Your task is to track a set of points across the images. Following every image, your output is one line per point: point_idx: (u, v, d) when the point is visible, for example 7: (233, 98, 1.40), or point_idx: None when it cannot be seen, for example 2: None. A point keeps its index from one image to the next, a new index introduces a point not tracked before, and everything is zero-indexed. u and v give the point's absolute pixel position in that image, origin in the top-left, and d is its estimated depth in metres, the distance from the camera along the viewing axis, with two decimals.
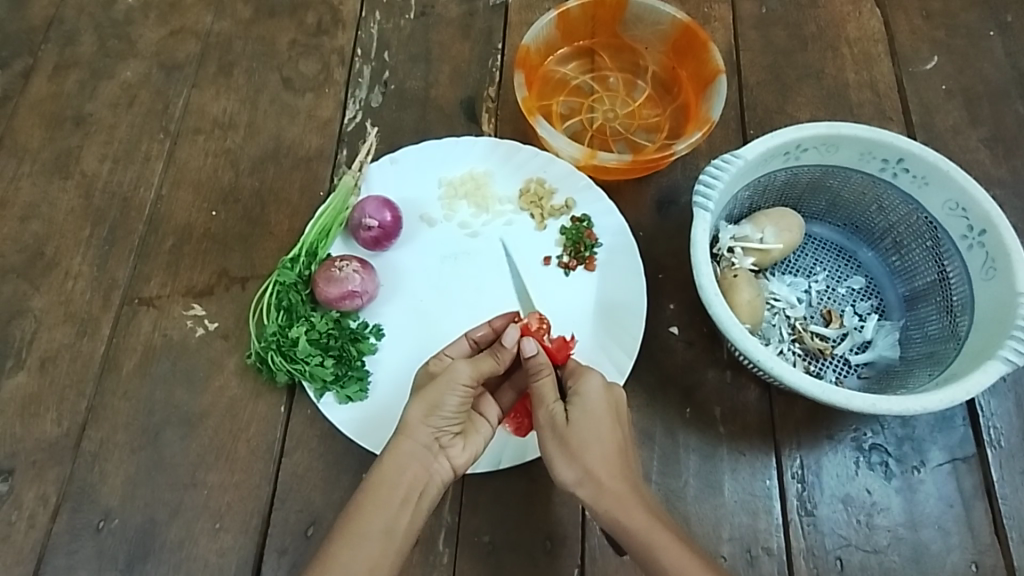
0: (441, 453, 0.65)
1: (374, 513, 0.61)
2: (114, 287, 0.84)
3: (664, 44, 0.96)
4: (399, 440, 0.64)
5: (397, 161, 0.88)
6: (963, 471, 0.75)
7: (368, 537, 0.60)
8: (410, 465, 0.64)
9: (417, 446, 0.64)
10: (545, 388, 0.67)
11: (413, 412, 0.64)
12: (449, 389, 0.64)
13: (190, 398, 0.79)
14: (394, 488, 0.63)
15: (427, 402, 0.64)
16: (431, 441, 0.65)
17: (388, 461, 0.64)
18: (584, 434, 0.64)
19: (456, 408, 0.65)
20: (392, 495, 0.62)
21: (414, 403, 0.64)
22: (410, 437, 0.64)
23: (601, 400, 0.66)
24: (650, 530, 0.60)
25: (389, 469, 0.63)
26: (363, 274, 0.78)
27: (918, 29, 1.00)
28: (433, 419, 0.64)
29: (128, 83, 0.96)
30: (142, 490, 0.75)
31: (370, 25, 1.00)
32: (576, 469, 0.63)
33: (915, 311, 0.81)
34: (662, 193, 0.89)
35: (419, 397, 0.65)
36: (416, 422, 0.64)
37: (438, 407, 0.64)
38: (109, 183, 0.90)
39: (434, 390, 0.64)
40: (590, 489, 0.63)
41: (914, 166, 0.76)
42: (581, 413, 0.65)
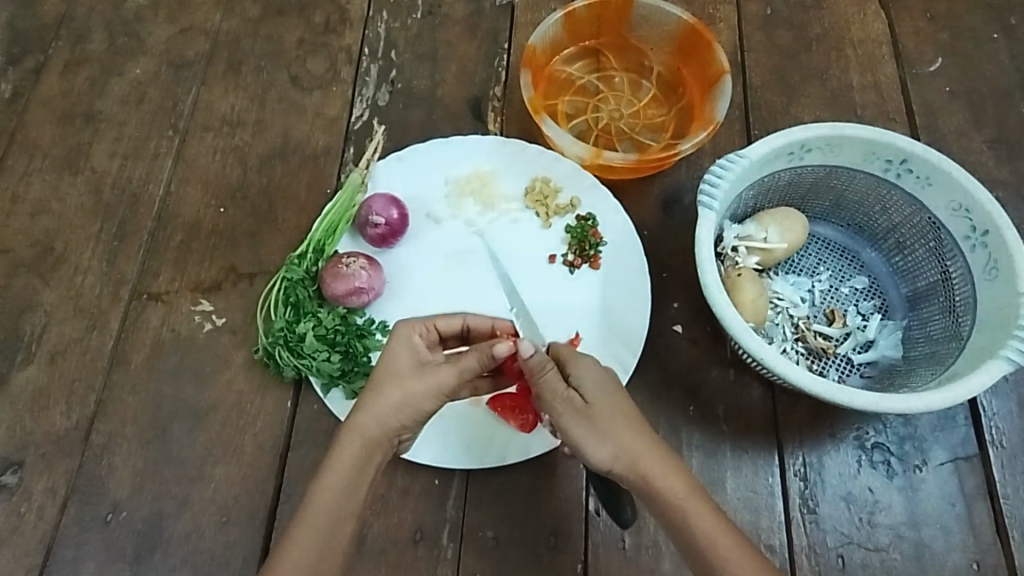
0: (400, 444, 0.66)
1: (330, 502, 0.60)
2: (123, 282, 0.85)
3: (670, 45, 0.96)
4: (357, 418, 0.63)
5: (404, 159, 0.88)
6: (964, 470, 0.75)
7: (318, 528, 0.59)
8: (367, 449, 0.62)
9: (377, 431, 0.63)
10: (552, 379, 0.63)
11: (388, 402, 0.63)
12: (432, 390, 0.64)
13: (198, 392, 0.80)
14: (348, 478, 0.61)
15: (406, 400, 0.63)
16: (395, 436, 0.64)
17: (346, 445, 0.62)
18: (618, 406, 0.63)
19: (428, 412, 0.64)
20: (350, 479, 0.61)
21: (389, 391, 0.63)
22: (372, 421, 0.63)
23: (603, 377, 0.64)
24: (683, 496, 0.60)
25: (342, 457, 0.62)
26: (370, 270, 0.79)
27: (923, 31, 1.00)
28: (397, 415, 0.63)
29: (138, 80, 0.97)
30: (150, 483, 0.76)
31: (377, 24, 1.01)
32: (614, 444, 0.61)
33: (918, 311, 0.82)
34: (666, 192, 0.90)
35: (401, 390, 0.63)
36: (387, 411, 0.63)
37: (415, 409, 0.63)
38: (119, 178, 0.91)
39: (418, 389, 0.63)
40: (622, 465, 0.61)
41: (918, 166, 0.77)
42: (608, 400, 0.63)
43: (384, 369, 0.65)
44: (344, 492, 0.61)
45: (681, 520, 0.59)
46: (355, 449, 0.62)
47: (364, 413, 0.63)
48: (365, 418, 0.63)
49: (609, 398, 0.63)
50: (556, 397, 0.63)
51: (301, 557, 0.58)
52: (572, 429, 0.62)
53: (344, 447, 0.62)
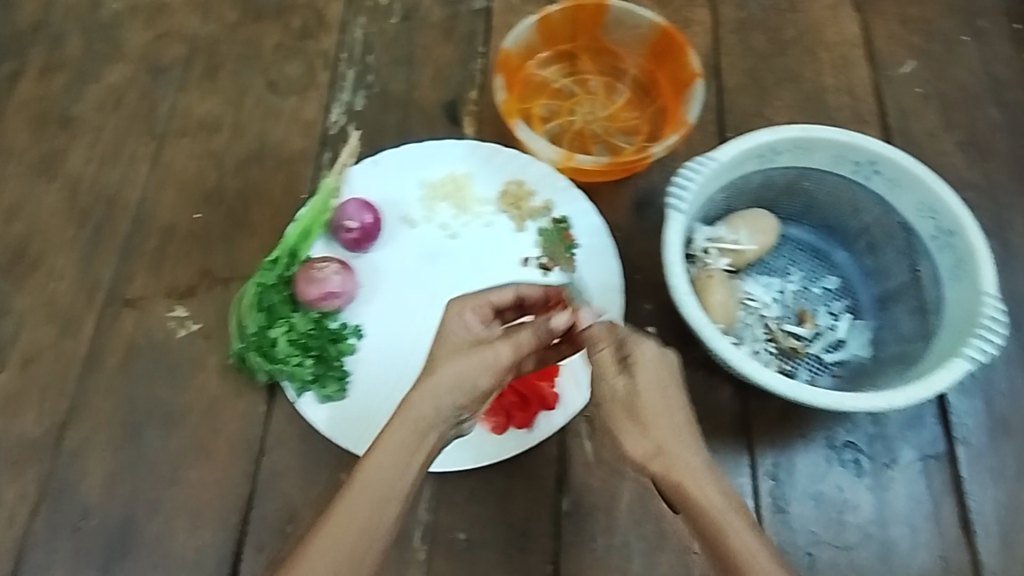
0: (457, 428, 0.61)
1: (370, 485, 0.56)
2: (98, 286, 0.85)
3: (643, 48, 0.96)
4: (407, 401, 0.58)
5: (379, 162, 0.89)
6: (933, 469, 0.76)
7: (353, 531, 0.55)
8: (416, 438, 0.57)
9: (427, 418, 0.58)
10: (605, 360, 0.61)
11: (442, 385, 0.58)
12: (480, 367, 0.59)
13: (171, 396, 0.80)
14: (387, 477, 0.56)
15: (457, 380, 0.59)
16: (452, 420, 0.59)
17: (393, 429, 0.57)
18: (671, 406, 0.59)
19: (487, 389, 0.60)
20: (390, 470, 0.56)
21: (443, 371, 0.59)
22: (425, 403, 0.58)
23: (658, 369, 0.60)
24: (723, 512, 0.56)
25: (384, 452, 0.57)
26: (343, 275, 0.79)
27: (896, 34, 1.01)
28: (455, 395, 0.58)
29: (114, 85, 0.97)
30: (122, 488, 0.76)
31: (354, 28, 1.02)
32: (653, 435, 0.58)
33: (888, 312, 0.82)
34: (640, 194, 0.90)
35: (451, 371, 0.59)
36: (441, 392, 0.58)
37: (468, 389, 0.59)
38: (95, 183, 0.91)
39: (474, 364, 0.59)
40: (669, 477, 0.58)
41: (886, 168, 0.77)
42: (665, 389, 0.60)
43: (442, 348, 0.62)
44: (389, 476, 0.56)
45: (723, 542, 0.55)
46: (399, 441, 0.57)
47: (416, 392, 0.59)
48: (417, 402, 0.58)
49: (664, 394, 0.59)
50: (609, 379, 0.61)
51: (333, 543, 0.54)
52: (624, 427, 0.60)
53: (388, 438, 0.57)
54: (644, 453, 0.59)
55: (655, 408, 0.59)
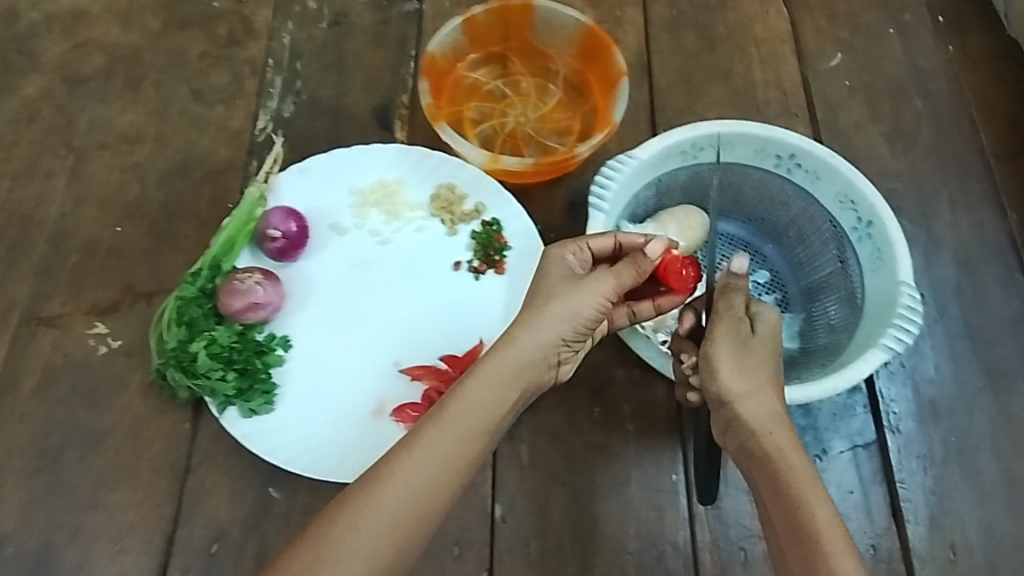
0: (557, 367, 0.66)
1: (463, 417, 0.59)
2: (13, 307, 0.82)
3: (572, 48, 0.96)
4: (519, 335, 0.63)
5: (306, 170, 0.87)
6: (862, 458, 0.76)
7: (418, 477, 0.56)
8: (512, 385, 0.61)
9: (509, 371, 0.62)
10: (727, 318, 0.62)
11: (542, 321, 0.63)
12: (588, 299, 0.64)
13: (91, 418, 0.77)
14: (466, 425, 0.59)
15: (566, 308, 0.64)
16: (551, 355, 0.64)
17: (494, 362, 0.62)
18: (758, 365, 0.62)
19: (590, 319, 0.65)
20: (484, 402, 0.60)
21: (550, 304, 0.64)
22: (531, 339, 0.63)
23: (768, 336, 0.63)
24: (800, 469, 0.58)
25: (473, 399, 0.60)
26: (267, 285, 0.77)
27: (823, 28, 1.03)
28: (563, 325, 0.64)
29: (31, 98, 0.94)
30: (39, 515, 0.73)
31: (282, 34, 1.00)
32: (743, 389, 0.62)
33: (817, 303, 0.83)
34: (573, 194, 0.90)
35: (558, 300, 0.64)
36: (545, 326, 0.63)
37: (573, 317, 0.64)
38: (9, 200, 0.88)
39: (581, 294, 0.64)
40: (755, 430, 0.60)
41: (806, 161, 0.78)
42: (755, 348, 0.63)
43: (545, 285, 0.65)
44: (481, 413, 0.59)
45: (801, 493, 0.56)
46: (484, 392, 0.60)
47: (524, 328, 0.63)
48: (522, 337, 0.63)
49: (767, 353, 0.63)
50: (728, 335, 0.62)
51: (407, 476, 0.56)
52: (734, 375, 0.62)
53: (477, 388, 0.60)
54: (736, 402, 0.61)
55: (757, 364, 0.62)
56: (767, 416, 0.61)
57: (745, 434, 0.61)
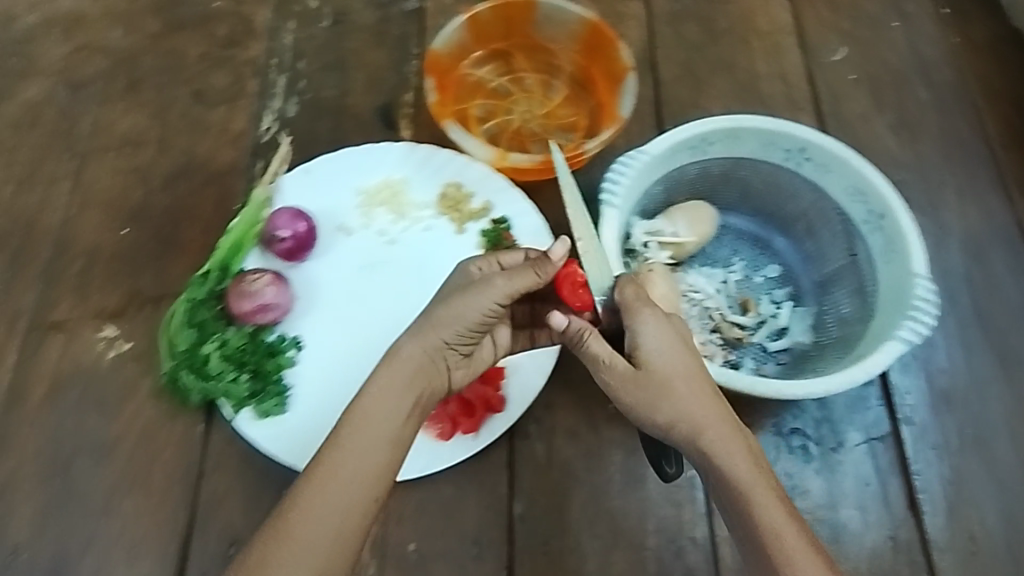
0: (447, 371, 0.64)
1: (365, 429, 0.58)
2: (19, 314, 0.82)
3: (576, 43, 0.95)
4: (408, 344, 0.61)
5: (311, 170, 0.86)
6: (879, 449, 0.76)
7: (342, 504, 0.55)
8: (410, 393, 0.60)
9: (406, 382, 0.60)
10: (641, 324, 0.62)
11: (428, 327, 0.62)
12: (478, 303, 0.63)
13: (102, 424, 0.76)
14: (373, 445, 0.58)
15: (452, 311, 0.62)
16: (436, 354, 0.62)
17: (386, 374, 0.60)
18: (669, 373, 0.60)
19: (478, 323, 0.63)
20: (388, 411, 0.59)
21: (437, 308, 0.63)
22: (419, 345, 0.62)
23: (672, 337, 0.61)
24: (735, 452, 0.57)
25: (377, 419, 0.58)
26: (276, 287, 0.77)
27: (825, 20, 1.02)
28: (450, 328, 0.62)
29: (31, 102, 0.93)
30: (53, 523, 0.73)
31: (283, 34, 0.99)
32: (676, 401, 0.59)
33: (828, 296, 0.83)
34: (581, 190, 0.90)
35: (445, 303, 0.63)
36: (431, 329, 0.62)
37: (460, 319, 0.62)
38: (13, 206, 0.87)
39: (465, 300, 0.63)
40: (683, 426, 0.58)
41: (815, 154, 0.78)
42: (676, 355, 0.60)
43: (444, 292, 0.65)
44: (381, 423, 0.58)
45: (744, 484, 0.56)
46: (388, 408, 0.59)
47: (412, 335, 0.62)
48: (409, 345, 0.61)
49: (668, 356, 0.60)
50: (603, 352, 0.61)
51: (325, 488, 0.55)
52: (631, 391, 0.60)
53: (376, 407, 0.59)
54: (675, 415, 0.59)
55: (654, 371, 0.60)
56: (699, 408, 0.58)
57: (674, 433, 0.59)
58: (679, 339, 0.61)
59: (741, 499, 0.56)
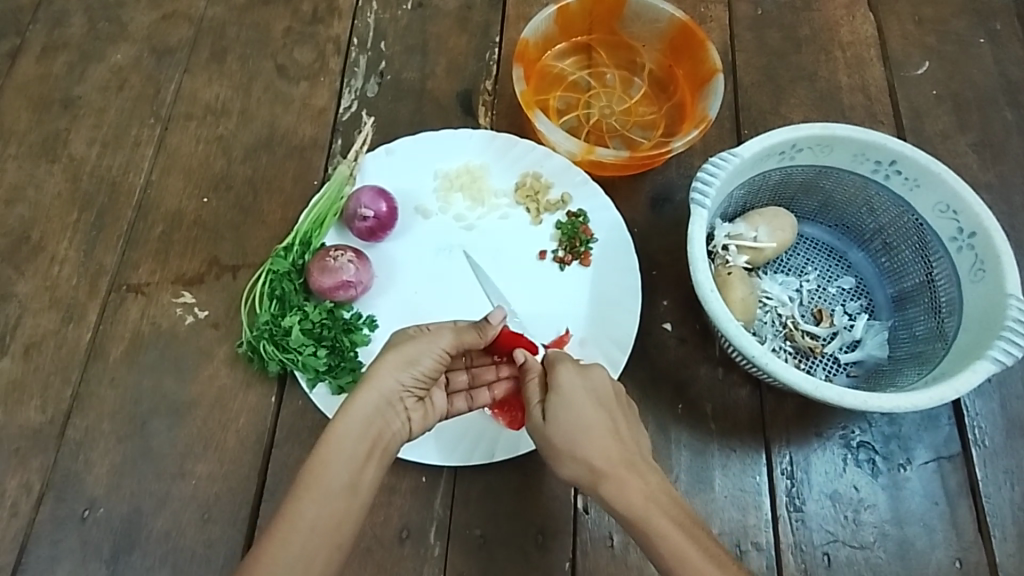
0: (403, 412, 0.65)
1: (326, 472, 0.59)
2: (101, 273, 0.83)
3: (661, 42, 0.96)
4: (363, 391, 0.63)
5: (393, 151, 0.87)
6: (948, 470, 0.76)
7: (307, 542, 0.57)
8: (364, 441, 0.62)
9: (359, 431, 0.62)
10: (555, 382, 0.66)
11: (387, 373, 0.64)
12: (430, 348, 0.66)
13: (179, 387, 0.78)
14: (330, 496, 0.59)
15: (404, 355, 0.65)
16: (395, 399, 0.65)
17: (341, 423, 0.62)
18: (568, 425, 0.64)
19: (430, 369, 0.66)
20: (347, 455, 0.61)
21: (389, 354, 0.65)
22: (372, 394, 0.63)
23: (580, 390, 0.66)
24: (630, 488, 0.61)
25: (333, 470, 0.60)
26: (358, 264, 0.77)
27: (910, 34, 1.01)
28: (404, 373, 0.65)
29: (119, 66, 0.94)
30: (128, 480, 0.74)
31: (366, 14, 1.00)
32: (581, 450, 0.63)
33: (903, 312, 0.82)
34: (657, 189, 0.89)
35: (398, 349, 0.65)
36: (387, 374, 0.64)
37: (414, 362, 0.65)
38: (98, 166, 0.89)
39: (413, 348, 0.65)
40: (583, 474, 0.63)
41: (907, 168, 0.77)
42: (582, 410, 0.65)
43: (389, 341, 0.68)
44: (343, 468, 0.60)
45: (641, 518, 0.59)
46: (341, 459, 0.60)
47: (366, 383, 0.63)
48: (368, 392, 0.63)
49: (572, 407, 0.65)
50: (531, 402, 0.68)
51: (292, 529, 0.57)
52: (542, 442, 0.66)
53: (331, 461, 0.60)
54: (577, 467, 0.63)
55: (557, 424, 0.64)
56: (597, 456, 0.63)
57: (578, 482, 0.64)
58: (594, 392, 0.66)
59: (645, 536, 0.59)
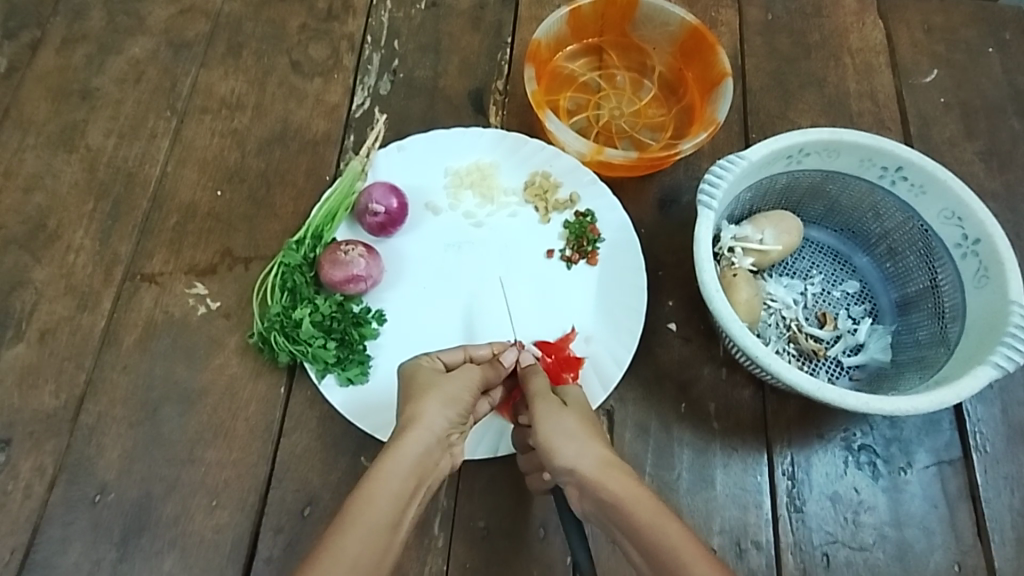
0: (449, 451, 0.66)
1: (378, 508, 0.58)
2: (116, 262, 0.84)
3: (672, 45, 0.97)
4: (414, 429, 0.63)
5: (405, 148, 0.88)
6: (948, 474, 0.77)
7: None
8: (413, 477, 0.61)
9: (411, 469, 0.61)
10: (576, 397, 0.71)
11: (437, 410, 0.65)
12: (464, 385, 0.68)
13: (190, 375, 0.79)
14: (376, 530, 0.56)
15: (445, 395, 0.67)
16: (444, 438, 0.65)
17: (388, 460, 0.61)
18: (570, 421, 0.66)
19: (466, 407, 0.68)
20: (396, 491, 0.59)
21: (435, 393, 0.66)
22: (424, 433, 0.64)
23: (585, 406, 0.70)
24: (623, 480, 0.59)
25: (380, 506, 0.58)
26: (368, 258, 0.79)
27: (920, 42, 1.02)
28: (449, 410, 0.66)
29: (137, 59, 0.96)
30: (139, 465, 0.75)
31: (380, 12, 1.01)
32: (592, 448, 0.63)
33: (907, 317, 0.83)
34: (664, 191, 0.90)
35: (440, 389, 0.67)
36: (435, 412, 0.65)
37: (453, 400, 0.67)
38: (115, 157, 0.90)
39: (455, 386, 0.68)
40: (592, 462, 0.61)
41: (913, 174, 0.78)
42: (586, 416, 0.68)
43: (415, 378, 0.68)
44: (392, 504, 0.59)
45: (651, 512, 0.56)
46: (390, 495, 0.59)
47: (417, 423, 0.64)
48: (419, 430, 0.64)
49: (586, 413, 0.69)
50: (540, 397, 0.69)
51: (339, 566, 0.53)
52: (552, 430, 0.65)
53: (382, 496, 0.59)
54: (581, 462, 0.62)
55: (572, 419, 0.66)
56: (589, 452, 0.63)
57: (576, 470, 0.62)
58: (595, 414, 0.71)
59: (646, 522, 0.55)
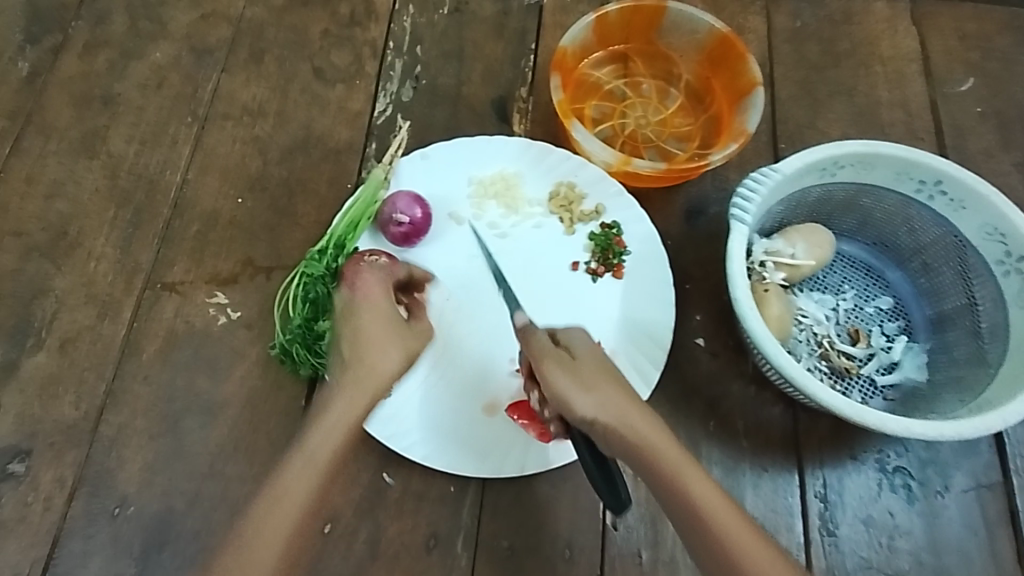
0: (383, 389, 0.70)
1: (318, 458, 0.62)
2: (137, 270, 0.84)
3: (699, 53, 0.95)
4: (364, 376, 0.67)
5: (428, 156, 0.86)
6: (987, 498, 0.75)
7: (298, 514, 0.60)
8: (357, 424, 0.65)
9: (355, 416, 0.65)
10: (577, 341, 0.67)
11: (394, 356, 0.69)
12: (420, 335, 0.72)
13: (211, 387, 0.78)
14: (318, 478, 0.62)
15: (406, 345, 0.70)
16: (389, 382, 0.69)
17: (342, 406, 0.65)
18: (576, 374, 0.63)
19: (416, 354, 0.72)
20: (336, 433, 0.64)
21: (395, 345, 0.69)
22: (374, 377, 0.67)
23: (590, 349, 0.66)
24: (640, 425, 0.60)
25: (322, 450, 0.63)
26: (392, 269, 0.77)
27: (954, 49, 1.00)
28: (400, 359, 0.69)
29: (158, 65, 0.95)
30: (160, 478, 0.74)
31: (403, 17, 1.00)
32: (591, 402, 0.61)
33: (942, 334, 0.81)
34: (691, 202, 0.89)
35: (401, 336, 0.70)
36: (389, 359, 0.68)
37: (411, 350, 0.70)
38: (136, 164, 0.89)
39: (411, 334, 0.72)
40: (609, 418, 0.60)
41: (952, 188, 0.76)
42: (579, 363, 0.64)
43: (370, 317, 0.70)
44: (335, 449, 0.63)
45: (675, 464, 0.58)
46: (332, 441, 0.63)
47: (372, 371, 0.67)
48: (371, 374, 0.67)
49: (589, 358, 0.65)
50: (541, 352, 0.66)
51: (288, 510, 0.60)
52: (557, 380, 0.62)
53: (323, 443, 0.63)
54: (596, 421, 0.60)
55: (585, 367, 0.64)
56: (609, 401, 0.61)
57: (597, 424, 0.60)
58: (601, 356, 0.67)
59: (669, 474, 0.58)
